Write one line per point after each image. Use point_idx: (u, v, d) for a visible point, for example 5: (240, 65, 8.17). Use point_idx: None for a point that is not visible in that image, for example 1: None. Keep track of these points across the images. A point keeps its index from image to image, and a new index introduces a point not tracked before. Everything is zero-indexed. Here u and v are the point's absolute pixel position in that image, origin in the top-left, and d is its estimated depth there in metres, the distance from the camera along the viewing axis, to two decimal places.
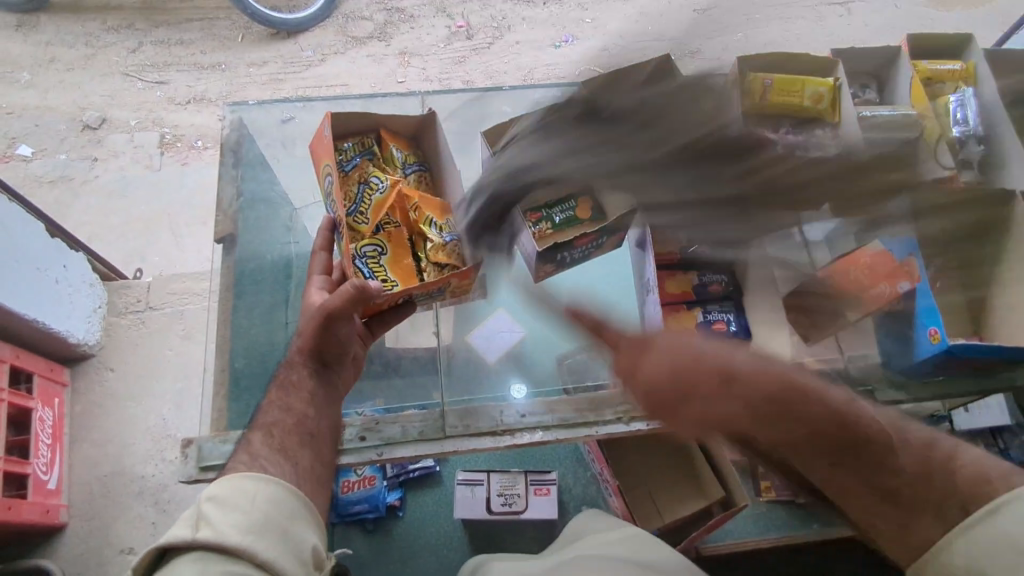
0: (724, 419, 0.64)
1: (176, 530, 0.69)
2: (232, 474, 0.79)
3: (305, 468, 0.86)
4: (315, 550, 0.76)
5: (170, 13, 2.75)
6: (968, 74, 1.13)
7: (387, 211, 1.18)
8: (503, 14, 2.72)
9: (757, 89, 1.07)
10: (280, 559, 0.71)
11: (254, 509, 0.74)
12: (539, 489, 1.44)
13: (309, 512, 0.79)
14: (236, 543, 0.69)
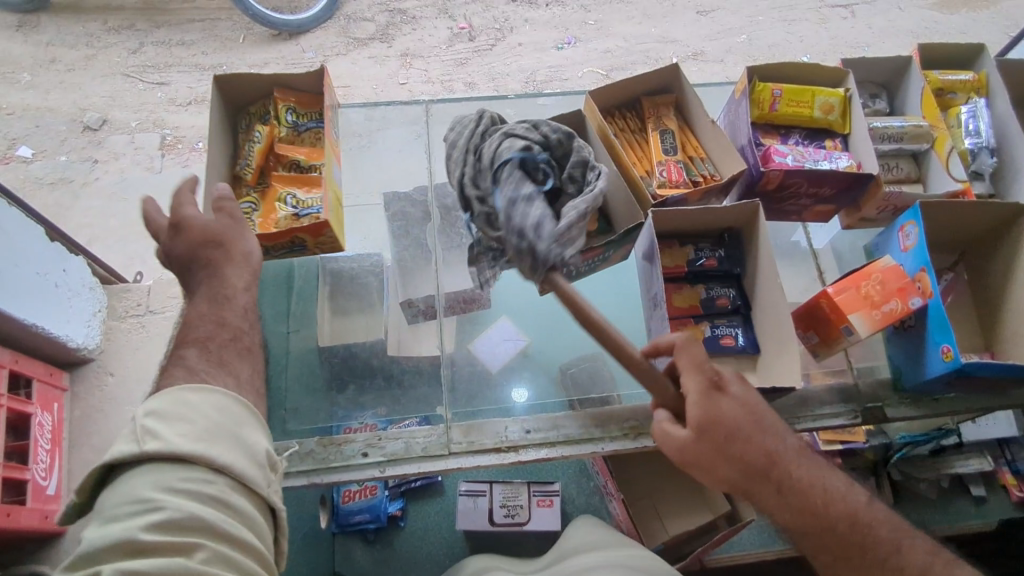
0: (744, 469, 0.85)
1: (122, 446, 0.76)
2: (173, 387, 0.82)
3: (244, 380, 0.88)
4: (267, 452, 0.83)
5: (171, 14, 2.74)
6: (980, 83, 1.11)
7: (251, 173, 1.05)
8: (506, 15, 2.69)
9: (765, 99, 1.05)
10: (230, 460, 0.78)
11: (200, 419, 0.79)
12: (542, 500, 1.41)
13: (255, 417, 0.85)
14: (185, 450, 0.76)
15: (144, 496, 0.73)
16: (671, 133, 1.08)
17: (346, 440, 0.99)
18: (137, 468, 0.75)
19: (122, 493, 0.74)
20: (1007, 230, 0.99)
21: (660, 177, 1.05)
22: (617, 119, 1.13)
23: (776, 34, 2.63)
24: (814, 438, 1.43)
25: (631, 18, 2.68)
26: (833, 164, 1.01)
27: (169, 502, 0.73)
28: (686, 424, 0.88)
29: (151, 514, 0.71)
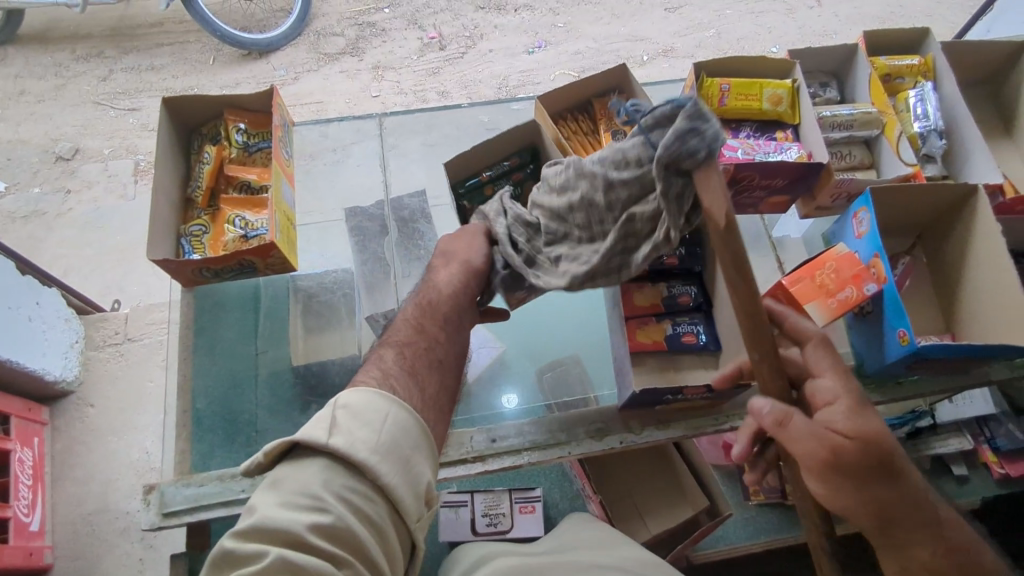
0: (899, 490, 0.76)
1: (311, 430, 0.68)
2: (366, 385, 0.75)
3: (430, 395, 0.80)
4: (428, 486, 0.73)
5: (139, 39, 2.73)
6: (926, 66, 1.12)
7: (201, 194, 1.05)
8: (475, 22, 2.70)
9: (714, 94, 1.06)
10: (397, 487, 0.68)
11: (385, 430, 0.71)
12: (524, 506, 1.40)
13: (426, 439, 0.74)
14: (363, 458, 0.67)
15: (321, 493, 0.65)
16: (623, 132, 1.09)
17: None
18: (312, 459, 0.67)
19: (295, 482, 0.66)
20: (958, 210, 0.99)
21: None
22: (570, 122, 1.14)
23: (745, 27, 2.65)
24: None
25: (601, 19, 2.68)
26: (784, 155, 1.02)
27: (331, 505, 0.64)
28: (840, 445, 0.73)
29: (311, 512, 0.63)
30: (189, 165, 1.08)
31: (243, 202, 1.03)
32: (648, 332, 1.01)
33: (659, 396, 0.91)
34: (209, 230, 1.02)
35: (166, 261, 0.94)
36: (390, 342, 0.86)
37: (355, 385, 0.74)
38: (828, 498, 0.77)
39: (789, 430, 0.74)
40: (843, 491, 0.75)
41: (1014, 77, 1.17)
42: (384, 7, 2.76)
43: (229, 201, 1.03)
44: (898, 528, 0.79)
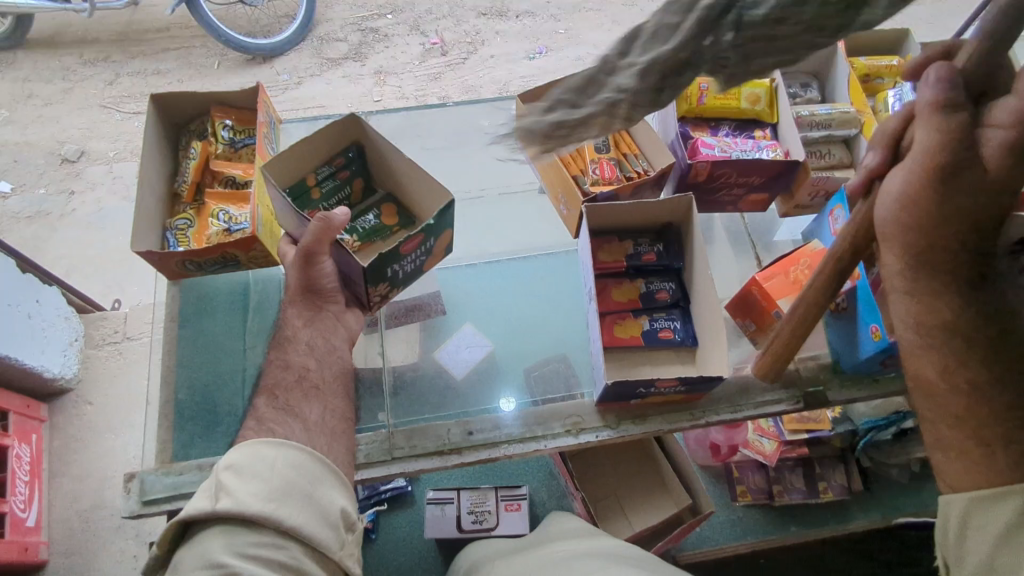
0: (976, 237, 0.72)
1: (197, 502, 0.75)
2: (246, 441, 0.82)
3: (315, 423, 0.87)
4: (341, 510, 0.81)
5: (145, 44, 2.77)
6: (905, 67, 1.13)
7: (187, 189, 1.07)
8: (478, 28, 2.72)
9: (693, 93, 1.09)
10: (305, 522, 0.76)
11: (274, 476, 0.78)
12: (509, 504, 1.41)
13: (321, 467, 0.82)
14: (257, 510, 0.74)
15: (227, 552, 0.71)
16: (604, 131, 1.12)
17: None
18: (209, 528, 0.73)
19: (197, 553, 0.72)
20: None
21: (593, 175, 1.08)
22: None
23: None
24: (781, 427, 1.42)
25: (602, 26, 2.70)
26: (760, 153, 1.04)
27: (240, 562, 0.70)
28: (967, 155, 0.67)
29: (219, 574, 0.69)
30: (175, 162, 1.10)
31: (229, 197, 1.06)
32: (625, 327, 1.02)
33: (633, 389, 0.92)
34: (195, 224, 1.04)
35: (151, 253, 0.96)
36: (264, 389, 0.91)
37: (237, 446, 0.81)
38: (902, 205, 0.72)
39: (947, 118, 0.66)
40: (938, 203, 0.70)
41: None
42: (387, 12, 2.79)
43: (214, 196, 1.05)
44: (934, 280, 0.75)
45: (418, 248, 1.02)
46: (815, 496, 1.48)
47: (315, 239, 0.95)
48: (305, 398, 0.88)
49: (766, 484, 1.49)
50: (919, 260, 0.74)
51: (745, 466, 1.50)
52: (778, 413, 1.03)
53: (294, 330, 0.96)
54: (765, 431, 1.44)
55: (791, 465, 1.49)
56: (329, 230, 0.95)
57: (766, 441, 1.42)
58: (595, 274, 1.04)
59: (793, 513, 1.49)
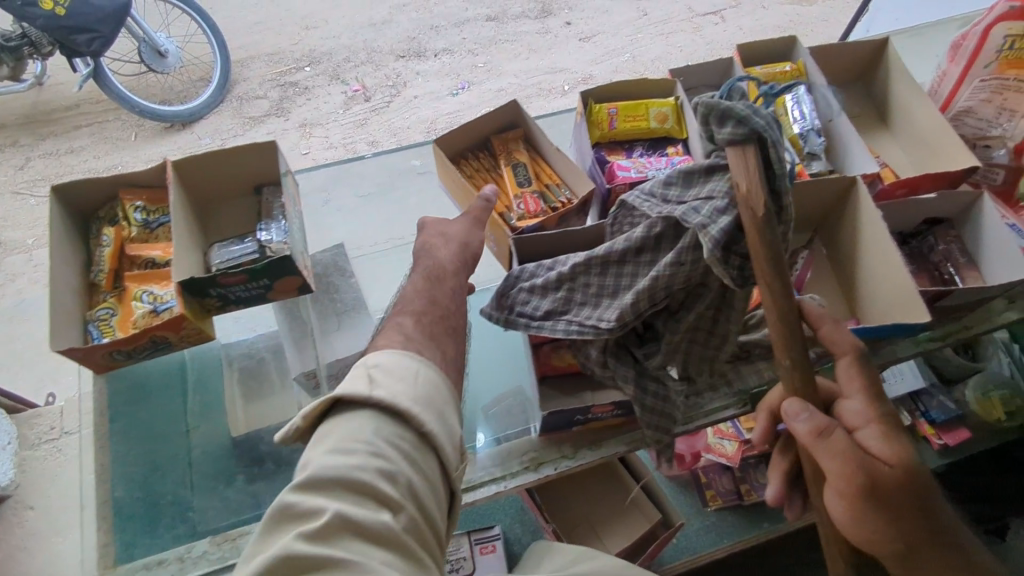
0: (922, 519, 0.75)
1: (352, 385, 0.73)
2: (383, 350, 0.79)
3: (451, 356, 0.85)
4: (459, 437, 0.77)
5: (55, 124, 2.68)
6: (798, 71, 1.19)
7: (104, 277, 1.00)
8: (398, 71, 2.75)
9: (603, 120, 1.11)
10: (437, 435, 0.73)
11: (419, 385, 0.75)
12: (484, 547, 1.39)
13: (452, 392, 0.79)
14: (407, 406, 0.71)
15: (359, 438, 0.69)
16: (523, 166, 1.14)
17: (241, 532, 0.91)
18: (357, 410, 0.71)
19: (347, 429, 0.70)
20: (843, 199, 1.04)
21: (519, 210, 1.10)
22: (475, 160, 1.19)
23: (657, 48, 2.77)
24: (739, 426, 1.48)
25: (519, 56, 2.76)
26: (676, 168, 1.06)
27: (387, 450, 0.68)
28: (874, 465, 0.74)
29: (360, 453, 0.67)
30: (88, 252, 1.04)
31: (151, 280, 0.99)
32: (563, 356, 1.06)
33: (568, 417, 0.96)
34: (118, 312, 0.98)
35: (71, 349, 0.90)
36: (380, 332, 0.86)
37: (392, 353, 0.78)
38: (853, 521, 0.75)
39: (827, 441, 0.74)
40: (883, 520, 0.74)
41: (878, 71, 1.26)
42: (305, 66, 2.80)
43: (135, 280, 0.99)
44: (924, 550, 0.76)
45: (249, 281, 0.96)
46: None
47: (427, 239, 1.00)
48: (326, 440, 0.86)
49: (734, 485, 1.53)
50: (891, 515, 0.74)
51: (711, 469, 1.55)
52: (731, 417, 1.02)
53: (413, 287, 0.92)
54: (724, 433, 1.50)
55: (754, 462, 1.54)
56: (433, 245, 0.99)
57: (728, 443, 1.49)
58: None
59: (765, 510, 1.52)
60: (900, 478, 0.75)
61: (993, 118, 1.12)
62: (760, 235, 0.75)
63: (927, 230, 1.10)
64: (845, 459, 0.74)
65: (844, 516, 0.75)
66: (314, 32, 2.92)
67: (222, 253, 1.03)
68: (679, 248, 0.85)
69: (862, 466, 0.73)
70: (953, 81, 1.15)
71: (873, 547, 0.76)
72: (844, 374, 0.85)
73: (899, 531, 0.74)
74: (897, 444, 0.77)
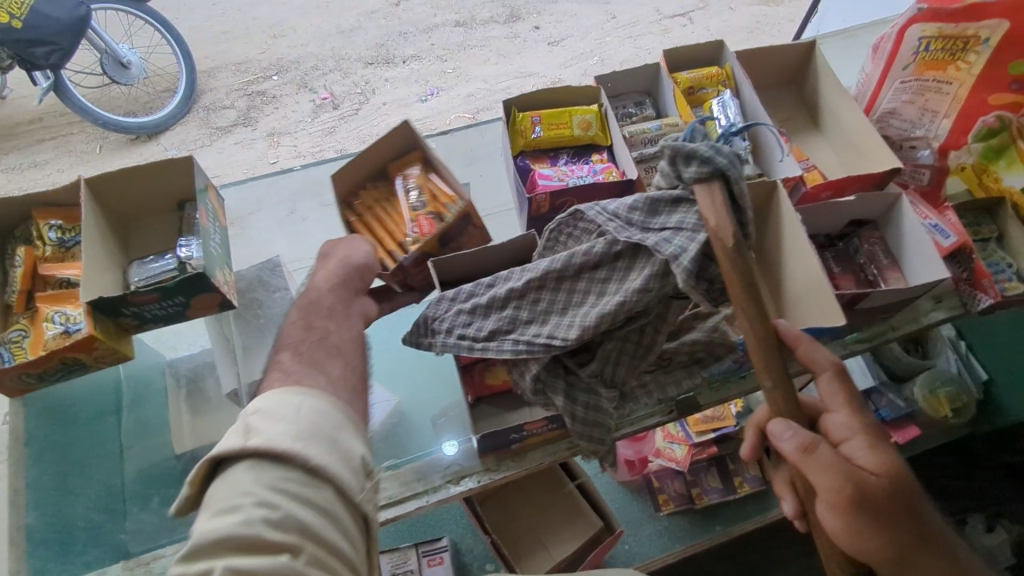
0: (914, 527, 0.75)
1: (225, 441, 0.68)
2: (268, 392, 0.75)
3: (337, 378, 0.82)
4: (362, 459, 0.73)
5: (19, 138, 2.65)
6: (725, 75, 1.19)
7: (16, 299, 1.00)
8: (366, 78, 2.73)
9: (526, 128, 1.10)
10: (330, 465, 0.68)
11: (300, 418, 0.71)
12: (432, 559, 1.37)
13: (345, 417, 0.75)
14: (287, 447, 0.67)
15: (240, 493, 0.64)
16: (418, 189, 1.20)
17: (155, 556, 0.92)
18: (235, 464, 0.67)
19: (226, 485, 0.66)
20: (766, 204, 1.04)
21: (414, 233, 1.16)
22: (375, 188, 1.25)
23: (628, 50, 2.77)
24: (688, 431, 1.49)
25: (489, 61, 2.75)
26: (598, 176, 1.05)
27: (271, 497, 0.64)
28: (863, 475, 0.73)
29: (244, 509, 0.63)
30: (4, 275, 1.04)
31: (63, 299, 0.98)
32: (495, 374, 1.06)
33: (503, 435, 0.95)
34: (31, 333, 0.97)
35: None
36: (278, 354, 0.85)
37: (271, 393, 0.74)
38: (848, 534, 0.73)
39: (816, 456, 0.73)
40: (874, 532, 0.73)
41: (807, 76, 1.27)
42: (272, 74, 2.78)
43: (47, 300, 0.98)
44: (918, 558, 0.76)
45: (164, 300, 0.96)
46: (733, 492, 1.52)
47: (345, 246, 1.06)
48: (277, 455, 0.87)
49: (685, 489, 1.53)
50: (886, 521, 0.73)
51: (664, 475, 1.54)
52: (656, 425, 1.02)
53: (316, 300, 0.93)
54: (674, 437, 1.50)
55: (705, 465, 1.54)
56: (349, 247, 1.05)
57: (677, 447, 1.49)
58: None
59: (716, 513, 1.53)
60: (890, 486, 0.74)
61: (915, 119, 1.15)
62: (731, 265, 0.78)
63: (853, 232, 1.10)
64: (836, 473, 0.72)
65: (841, 530, 0.73)
66: (281, 41, 2.90)
67: (142, 270, 1.04)
68: (647, 274, 0.86)
69: (853, 478, 0.72)
70: (871, 89, 1.19)
71: (868, 560, 0.75)
72: (827, 390, 0.84)
73: (890, 540, 0.74)
74: (882, 454, 0.77)
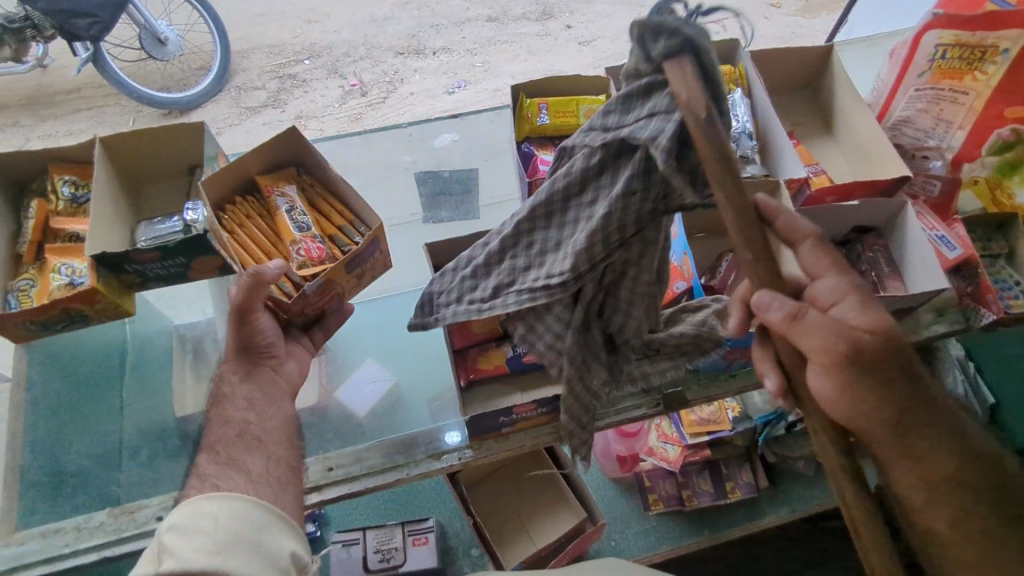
0: (905, 392, 0.70)
1: (141, 567, 0.71)
2: (186, 499, 0.78)
3: (260, 473, 0.86)
4: (290, 553, 0.79)
5: (57, 106, 2.72)
6: (739, 74, 1.19)
7: (26, 249, 1.03)
8: (396, 67, 2.76)
9: (533, 114, 1.12)
10: (255, 573, 0.74)
11: (219, 528, 0.75)
12: (417, 539, 1.39)
13: (268, 514, 0.80)
14: (204, 567, 0.71)
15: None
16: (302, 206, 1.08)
17: (139, 506, 0.93)
18: None
19: None
20: (771, 205, 1.03)
21: (299, 256, 1.03)
22: (241, 207, 1.11)
23: None
24: (683, 432, 1.48)
25: (517, 57, 2.76)
26: None
27: None
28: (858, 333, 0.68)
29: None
30: (19, 225, 1.08)
31: (69, 253, 1.02)
32: (490, 358, 1.05)
33: (493, 418, 0.95)
34: (38, 283, 1.01)
35: None
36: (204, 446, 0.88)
37: (190, 501, 0.77)
38: (840, 396, 0.68)
39: (804, 320, 0.67)
40: (859, 394, 0.68)
41: (824, 80, 1.25)
42: (304, 58, 2.82)
43: (54, 253, 1.01)
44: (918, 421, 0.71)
45: (164, 260, 0.98)
46: (724, 497, 1.52)
47: (245, 299, 0.91)
48: (237, 459, 0.86)
49: (676, 490, 1.52)
50: (875, 382, 0.69)
51: (655, 474, 1.53)
52: (642, 416, 1.03)
53: (231, 385, 0.95)
54: (668, 438, 1.49)
55: (697, 469, 1.54)
56: (257, 289, 0.90)
57: (671, 447, 1.48)
58: None
59: (705, 516, 1.54)
60: (886, 343, 0.70)
61: (930, 128, 1.13)
62: (703, 135, 0.65)
63: (857, 238, 1.09)
64: (826, 335, 0.67)
65: (830, 395, 0.68)
66: (315, 26, 2.94)
67: (149, 230, 1.08)
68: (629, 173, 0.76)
69: (843, 335, 0.67)
70: (886, 93, 1.17)
71: (857, 421, 0.70)
72: (810, 256, 0.76)
73: (877, 406, 0.69)
74: (873, 320, 0.71)
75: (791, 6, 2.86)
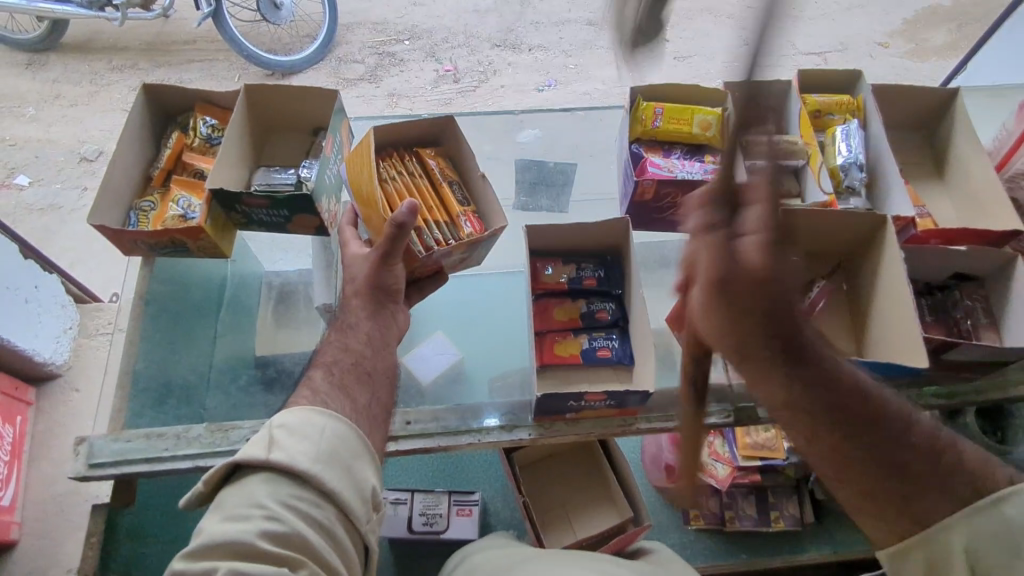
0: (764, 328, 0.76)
1: (250, 449, 0.75)
2: (298, 404, 0.82)
3: (363, 406, 0.88)
4: (373, 490, 0.80)
5: (172, 54, 2.74)
6: (856, 105, 1.21)
7: (157, 175, 1.15)
8: (490, 59, 2.63)
9: (648, 116, 1.18)
10: (342, 490, 0.76)
11: (323, 440, 0.78)
12: (461, 509, 1.43)
13: (365, 442, 0.82)
14: (304, 468, 0.74)
15: (253, 504, 0.72)
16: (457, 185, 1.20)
17: (233, 426, 1.01)
18: (253, 474, 0.74)
19: (241, 493, 0.73)
20: (870, 238, 1.04)
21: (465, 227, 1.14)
22: (386, 159, 1.19)
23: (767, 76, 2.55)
24: (735, 453, 1.45)
25: (611, 63, 2.57)
26: (707, 175, 1.12)
27: (282, 515, 0.71)
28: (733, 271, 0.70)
29: (254, 520, 0.70)
30: (156, 151, 1.19)
31: (191, 187, 1.13)
32: (565, 346, 1.10)
33: (564, 401, 0.98)
34: (157, 207, 1.12)
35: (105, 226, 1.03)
36: (321, 365, 0.93)
37: (292, 407, 0.81)
38: (709, 316, 0.76)
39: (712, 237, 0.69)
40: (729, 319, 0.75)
41: (941, 125, 1.24)
42: (405, 39, 2.72)
43: (179, 183, 1.12)
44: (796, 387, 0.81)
45: (272, 209, 1.06)
46: (766, 525, 1.49)
47: (389, 245, 0.97)
48: (348, 386, 0.89)
49: (718, 509, 1.50)
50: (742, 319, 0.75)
51: (700, 490, 1.52)
52: (711, 425, 1.07)
53: (356, 318, 0.99)
54: (719, 456, 1.47)
55: (744, 492, 1.51)
56: (400, 238, 0.95)
57: (720, 466, 1.45)
58: (536, 295, 1.13)
59: (746, 541, 1.50)
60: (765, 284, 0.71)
61: None
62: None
63: (955, 285, 1.09)
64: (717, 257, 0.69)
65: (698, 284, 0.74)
66: (420, 9, 2.81)
67: (266, 177, 1.16)
68: None
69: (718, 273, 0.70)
70: (1011, 143, 1.16)
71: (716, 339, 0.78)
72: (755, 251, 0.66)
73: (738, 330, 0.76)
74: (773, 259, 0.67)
75: (899, 47, 2.60)
